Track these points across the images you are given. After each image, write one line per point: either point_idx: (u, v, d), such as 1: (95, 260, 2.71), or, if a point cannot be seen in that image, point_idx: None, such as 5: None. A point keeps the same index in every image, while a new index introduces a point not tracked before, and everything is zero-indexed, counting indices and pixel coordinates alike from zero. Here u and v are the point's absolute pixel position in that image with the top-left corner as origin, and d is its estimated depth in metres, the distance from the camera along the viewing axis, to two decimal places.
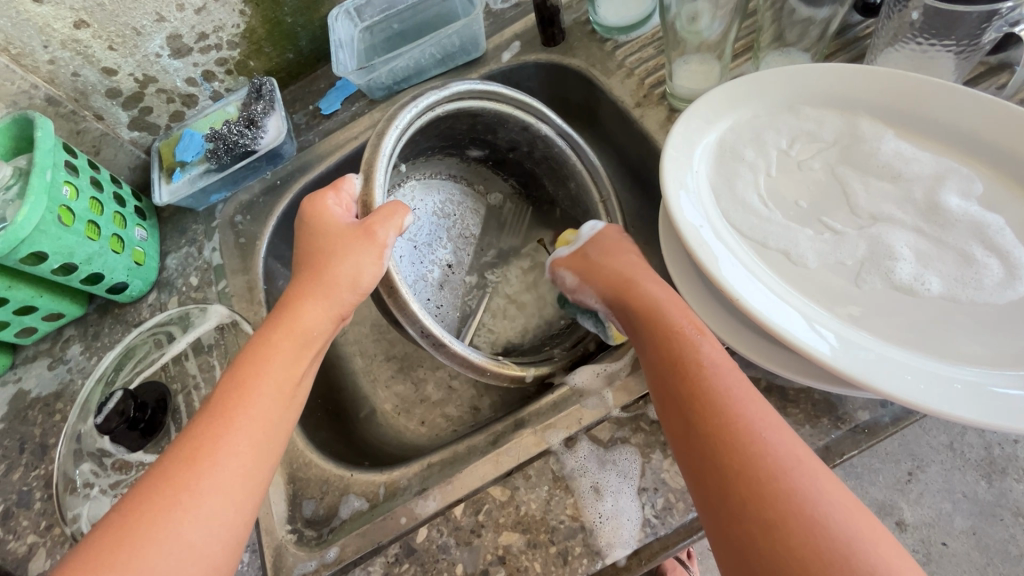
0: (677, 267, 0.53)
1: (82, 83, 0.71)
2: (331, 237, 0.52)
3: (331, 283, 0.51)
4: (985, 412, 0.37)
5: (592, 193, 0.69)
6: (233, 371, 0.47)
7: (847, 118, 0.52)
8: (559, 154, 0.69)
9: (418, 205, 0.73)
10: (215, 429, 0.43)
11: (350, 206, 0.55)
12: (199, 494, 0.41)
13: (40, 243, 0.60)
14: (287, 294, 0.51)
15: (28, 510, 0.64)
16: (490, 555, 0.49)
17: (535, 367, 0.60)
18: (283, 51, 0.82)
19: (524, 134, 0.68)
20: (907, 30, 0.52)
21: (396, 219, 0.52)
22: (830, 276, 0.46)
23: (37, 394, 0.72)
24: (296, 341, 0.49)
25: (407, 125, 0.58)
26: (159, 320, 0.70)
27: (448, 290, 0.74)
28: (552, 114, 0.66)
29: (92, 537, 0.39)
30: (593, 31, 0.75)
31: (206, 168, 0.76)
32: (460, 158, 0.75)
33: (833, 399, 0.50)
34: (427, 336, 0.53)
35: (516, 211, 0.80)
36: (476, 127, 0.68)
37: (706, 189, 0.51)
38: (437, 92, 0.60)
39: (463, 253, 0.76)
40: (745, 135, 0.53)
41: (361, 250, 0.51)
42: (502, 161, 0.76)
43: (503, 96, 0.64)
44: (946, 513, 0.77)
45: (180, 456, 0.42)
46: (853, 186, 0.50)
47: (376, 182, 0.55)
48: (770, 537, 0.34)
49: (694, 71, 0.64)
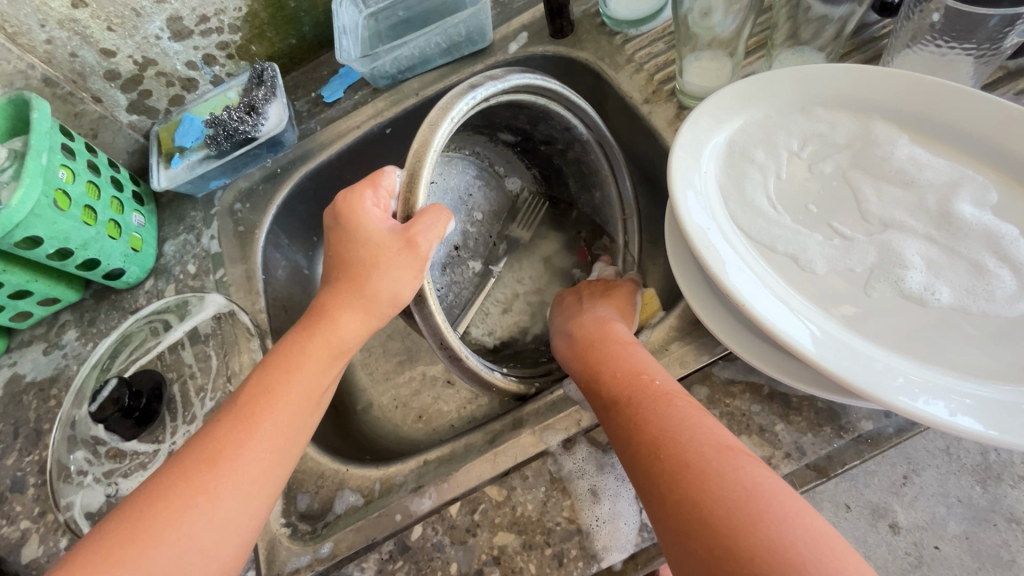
0: (682, 268, 0.52)
1: (79, 64, 0.70)
2: (369, 245, 0.47)
3: (371, 298, 0.47)
4: (991, 421, 0.36)
5: (615, 211, 0.71)
6: (263, 375, 0.46)
7: (860, 121, 0.51)
8: (594, 162, 0.67)
9: (439, 183, 0.69)
10: (239, 432, 0.43)
11: (387, 206, 0.49)
12: (215, 497, 0.40)
13: (35, 227, 0.59)
14: (324, 301, 0.49)
15: (22, 496, 0.64)
16: (485, 555, 0.49)
17: (539, 382, 0.59)
18: (286, 36, 0.80)
19: (565, 134, 0.65)
20: (926, 31, 0.51)
21: (439, 227, 0.47)
22: (841, 285, 0.45)
23: (32, 378, 0.72)
24: (329, 352, 0.48)
25: (462, 117, 0.50)
26: (156, 308, 0.70)
27: (450, 273, 0.72)
28: (595, 117, 0.63)
29: (106, 526, 0.39)
30: (602, 24, 0.73)
31: (207, 154, 0.75)
32: (488, 138, 0.72)
33: (837, 408, 0.50)
34: (445, 348, 0.51)
35: (530, 204, 0.79)
36: (517, 116, 0.63)
37: (714, 191, 0.50)
38: (496, 83, 0.52)
39: (471, 237, 0.75)
40: (754, 137, 0.52)
41: (403, 264, 0.46)
42: (531, 151, 0.73)
43: (558, 96, 0.59)
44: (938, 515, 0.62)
45: (200, 456, 0.42)
46: (864, 192, 0.49)
47: (422, 180, 0.48)
48: (696, 518, 0.36)
49: (705, 68, 0.62)
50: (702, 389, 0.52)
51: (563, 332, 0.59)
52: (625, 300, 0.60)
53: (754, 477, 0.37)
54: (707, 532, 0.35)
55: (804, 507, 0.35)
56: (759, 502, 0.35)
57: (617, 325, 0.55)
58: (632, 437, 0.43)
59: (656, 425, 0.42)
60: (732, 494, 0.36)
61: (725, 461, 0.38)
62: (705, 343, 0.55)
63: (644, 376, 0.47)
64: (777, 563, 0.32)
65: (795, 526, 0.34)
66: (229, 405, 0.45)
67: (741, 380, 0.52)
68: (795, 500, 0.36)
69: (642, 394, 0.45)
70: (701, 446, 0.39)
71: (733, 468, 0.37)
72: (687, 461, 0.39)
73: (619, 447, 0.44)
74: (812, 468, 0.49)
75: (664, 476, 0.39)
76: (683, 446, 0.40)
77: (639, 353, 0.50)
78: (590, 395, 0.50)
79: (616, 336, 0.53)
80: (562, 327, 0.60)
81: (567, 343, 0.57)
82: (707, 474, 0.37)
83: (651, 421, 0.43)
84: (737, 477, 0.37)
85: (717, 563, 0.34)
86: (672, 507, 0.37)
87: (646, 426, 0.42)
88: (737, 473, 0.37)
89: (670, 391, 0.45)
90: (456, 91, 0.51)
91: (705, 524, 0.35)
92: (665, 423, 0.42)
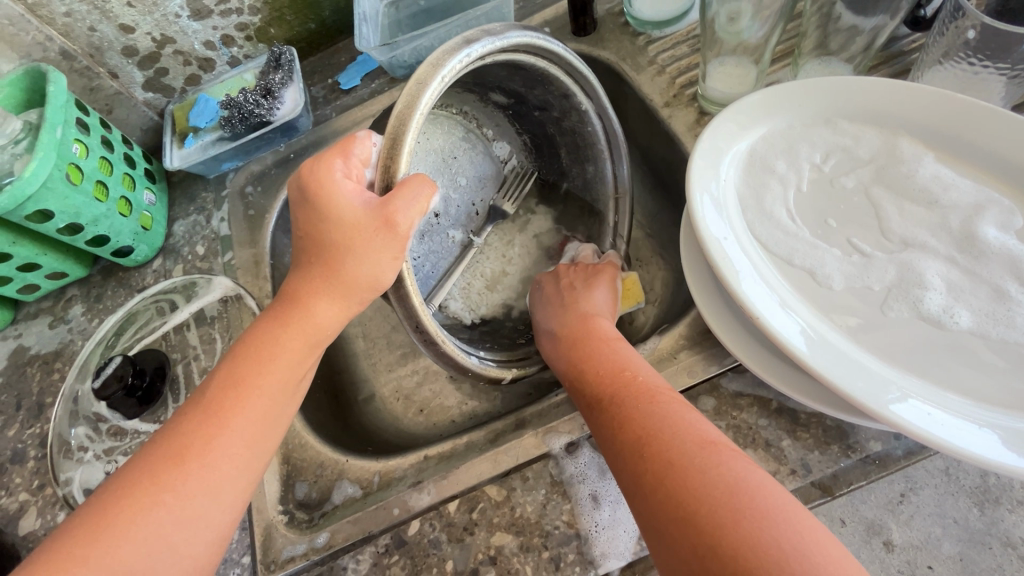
0: (695, 275, 0.51)
1: (98, 38, 0.70)
2: (343, 225, 0.45)
3: (348, 285, 0.47)
4: (991, 448, 0.36)
5: (608, 185, 0.66)
6: (232, 368, 0.46)
7: (886, 137, 0.50)
8: (590, 135, 0.62)
9: (423, 143, 0.62)
10: (211, 427, 0.43)
11: (360, 176, 0.46)
12: (183, 494, 0.40)
13: (47, 200, 0.59)
14: (295, 289, 0.48)
15: (22, 468, 0.64)
16: (481, 554, 0.49)
17: (517, 368, 0.61)
18: (305, 20, 0.79)
19: (562, 102, 0.60)
20: (960, 48, 0.49)
21: (421, 203, 0.44)
22: (855, 302, 0.45)
23: (37, 351, 0.72)
24: (304, 343, 0.48)
25: (453, 76, 0.46)
26: (163, 287, 0.70)
27: (429, 242, 0.66)
28: (598, 89, 0.59)
29: (69, 527, 0.39)
30: (626, 23, 0.72)
31: (221, 136, 0.74)
32: (478, 98, 0.65)
33: (845, 427, 0.50)
34: (420, 330, 0.50)
35: (518, 173, 0.74)
36: (512, 78, 0.58)
37: (731, 200, 0.49)
38: (493, 40, 0.48)
39: (453, 204, 0.69)
40: (777, 146, 0.51)
41: (383, 246, 0.45)
42: (523, 116, 0.66)
43: (559, 59, 0.55)
44: (936, 538, 0.58)
45: (168, 452, 0.41)
46: (886, 209, 0.48)
47: (404, 146, 0.44)
48: (681, 517, 0.35)
49: (729, 74, 0.62)
50: (710, 400, 0.52)
51: (546, 323, 0.60)
52: (613, 279, 0.63)
53: (738, 473, 0.37)
54: (688, 528, 0.35)
55: (786, 501, 0.35)
56: (742, 498, 0.35)
57: (600, 321, 0.57)
58: (616, 438, 0.43)
59: (636, 427, 0.42)
60: (716, 490, 0.35)
61: (708, 458, 0.38)
62: (714, 353, 0.54)
63: (627, 374, 0.48)
64: (763, 559, 0.32)
65: (784, 527, 0.33)
66: (197, 398, 0.45)
67: (749, 393, 0.52)
68: (778, 493, 0.36)
69: (626, 394, 0.45)
70: (683, 443, 0.39)
71: (716, 465, 0.37)
72: (670, 459, 0.38)
73: (604, 444, 0.44)
74: (817, 486, 0.48)
75: (649, 475, 0.39)
76: (665, 444, 0.39)
77: (623, 348, 0.52)
78: (579, 395, 0.50)
79: (600, 335, 0.55)
80: (547, 322, 0.60)
81: (551, 340, 0.58)
82: (690, 471, 0.37)
83: (634, 423, 0.42)
84: (719, 473, 0.36)
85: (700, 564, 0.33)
86: (657, 506, 0.37)
87: (629, 427, 0.42)
88: (722, 473, 0.36)
89: (653, 387, 0.46)
90: (449, 46, 0.46)
91: (690, 522, 0.35)
92: (648, 420, 0.42)
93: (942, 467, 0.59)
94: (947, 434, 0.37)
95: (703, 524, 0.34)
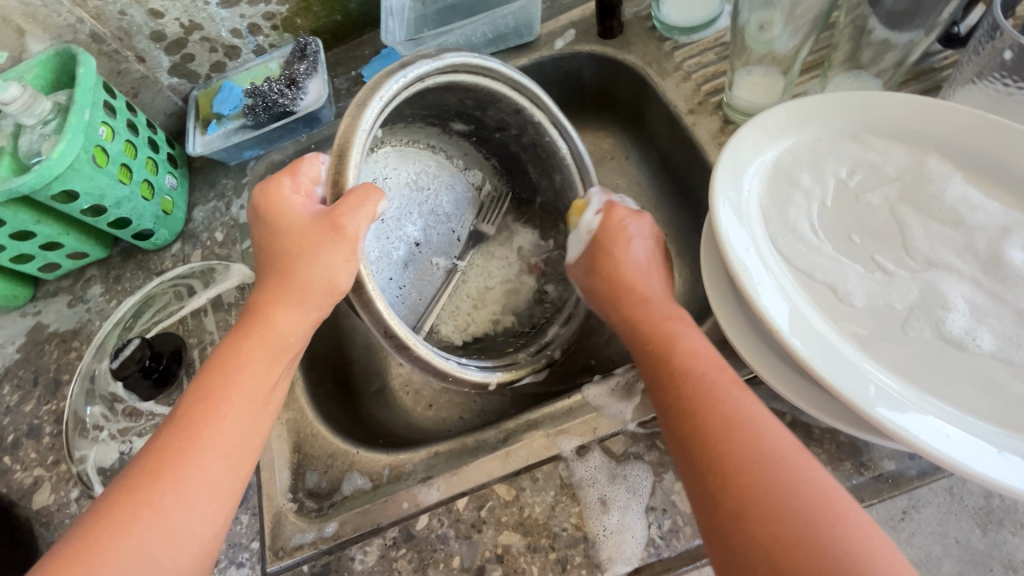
0: (714, 285, 0.51)
1: (128, 22, 0.70)
2: (293, 233, 0.47)
3: (304, 289, 0.46)
4: (1010, 474, 0.36)
5: (576, 192, 0.64)
6: (199, 383, 0.44)
7: (914, 153, 0.49)
8: (549, 145, 0.62)
9: (390, 179, 0.62)
10: (181, 441, 0.41)
11: (310, 192, 0.49)
12: (163, 508, 0.39)
13: (73, 181, 0.60)
14: (257, 301, 0.48)
15: (37, 443, 0.65)
16: (488, 552, 0.49)
17: (505, 372, 0.59)
18: (331, 12, 0.79)
19: (516, 117, 0.61)
20: (995, 68, 0.49)
21: (368, 207, 0.45)
22: (876, 321, 0.44)
23: (55, 329, 0.73)
24: (268, 350, 0.46)
25: (392, 97, 0.49)
26: (182, 272, 0.71)
27: (413, 271, 0.67)
28: (548, 99, 0.59)
29: (50, 554, 0.38)
30: (653, 27, 0.72)
31: (244, 124, 0.75)
32: (441, 129, 0.65)
33: (859, 444, 0.50)
34: (390, 336, 0.49)
35: (494, 197, 0.74)
36: (465, 102, 0.59)
37: (755, 211, 0.49)
38: (429, 61, 0.51)
39: (434, 233, 0.69)
40: (802, 158, 0.51)
41: (331, 250, 0.45)
42: (487, 140, 0.67)
43: (500, 75, 0.57)
44: (936, 556, 0.54)
45: (143, 469, 0.40)
46: (911, 227, 0.48)
47: (350, 162, 0.47)
48: (768, 515, 0.35)
49: (755, 83, 0.61)
50: None
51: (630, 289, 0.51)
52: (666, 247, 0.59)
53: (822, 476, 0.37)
54: (773, 526, 0.34)
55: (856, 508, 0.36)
56: (831, 503, 0.35)
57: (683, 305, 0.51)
58: (694, 419, 0.40)
59: (723, 410, 0.40)
60: (804, 492, 0.35)
61: (798, 457, 0.37)
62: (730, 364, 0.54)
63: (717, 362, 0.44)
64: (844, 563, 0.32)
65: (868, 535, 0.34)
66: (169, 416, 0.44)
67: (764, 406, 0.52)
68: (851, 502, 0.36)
69: (718, 373, 0.43)
70: (775, 440, 0.38)
71: (806, 466, 0.37)
72: (762, 451, 0.37)
73: (674, 423, 0.42)
74: None
75: (729, 462, 0.37)
76: (750, 433, 0.38)
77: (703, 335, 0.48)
78: (663, 370, 0.45)
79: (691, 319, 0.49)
80: (634, 291, 0.51)
81: (638, 311, 0.50)
82: (780, 469, 0.36)
83: (721, 406, 0.40)
84: (809, 476, 0.36)
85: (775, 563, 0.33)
86: (741, 494, 0.36)
87: (713, 409, 0.40)
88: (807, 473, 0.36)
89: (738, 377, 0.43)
90: (387, 70, 0.50)
91: (776, 518, 0.34)
92: (738, 407, 0.40)
93: (946, 486, 0.55)
94: (966, 456, 0.36)
95: (795, 520, 0.34)
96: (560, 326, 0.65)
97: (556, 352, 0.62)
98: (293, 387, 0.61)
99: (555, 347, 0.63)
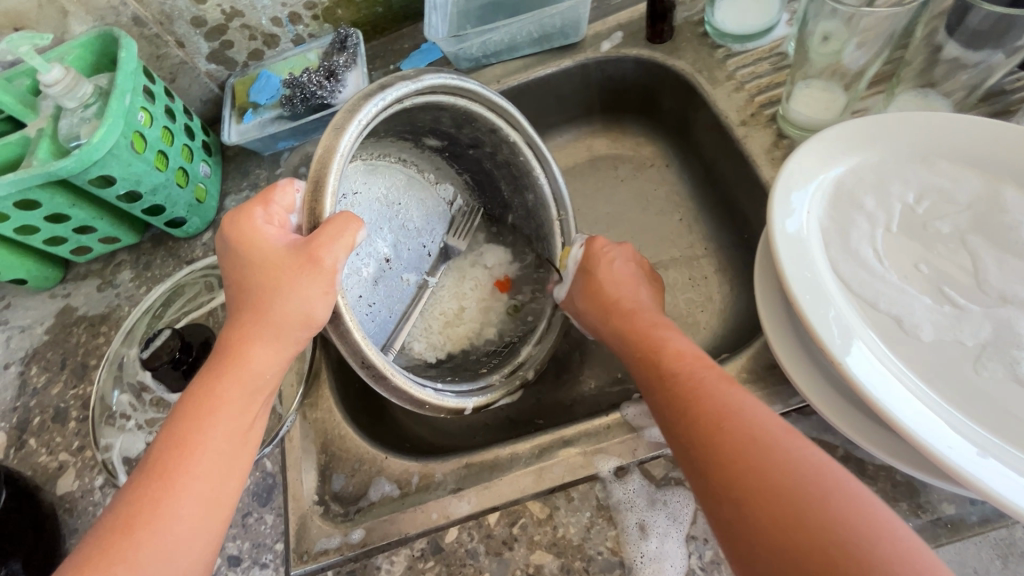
0: (766, 303, 0.50)
1: (169, 7, 0.69)
2: (266, 267, 0.43)
3: (279, 325, 0.43)
4: None
5: (548, 210, 0.62)
6: (171, 428, 0.41)
7: (989, 182, 0.47)
8: (523, 164, 0.60)
9: (361, 190, 0.56)
10: (157, 492, 0.39)
11: (285, 221, 0.45)
12: (139, 564, 0.37)
13: (111, 167, 0.59)
14: (227, 338, 0.44)
15: (63, 428, 0.65)
16: (519, 570, 0.48)
17: (479, 396, 0.56)
18: (373, 4, 0.78)
19: (491, 137, 0.58)
20: None
21: (346, 238, 0.41)
22: (942, 357, 0.42)
23: (84, 313, 0.73)
24: (243, 389, 0.43)
25: (372, 119, 0.46)
26: (211, 263, 0.70)
27: (383, 288, 0.60)
28: (521, 118, 0.58)
29: None
30: (704, 33, 0.70)
31: (280, 114, 0.74)
32: (414, 144, 0.61)
33: (916, 484, 0.48)
34: (367, 366, 0.45)
35: (466, 212, 0.68)
36: (440, 120, 0.56)
37: (817, 233, 0.47)
38: (408, 83, 0.49)
39: (405, 249, 0.62)
40: (867, 180, 0.49)
41: (308, 283, 0.42)
42: (459, 156, 0.64)
43: (478, 97, 0.55)
44: None
45: (115, 525, 0.38)
46: (983, 259, 0.46)
47: (327, 189, 0.43)
48: (768, 502, 0.34)
49: (815, 98, 0.59)
50: None
51: (613, 303, 0.56)
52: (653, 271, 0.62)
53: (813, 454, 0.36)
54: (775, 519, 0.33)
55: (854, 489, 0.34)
56: (823, 484, 0.34)
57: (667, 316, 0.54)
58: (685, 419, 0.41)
59: (710, 403, 0.40)
60: (800, 476, 0.34)
61: (790, 441, 0.36)
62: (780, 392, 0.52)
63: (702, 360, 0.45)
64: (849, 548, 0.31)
65: (870, 506, 0.33)
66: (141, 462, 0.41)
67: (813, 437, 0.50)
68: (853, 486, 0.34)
69: (703, 369, 0.44)
70: (764, 425, 0.37)
71: (797, 448, 0.36)
72: (749, 436, 0.37)
73: (668, 426, 0.42)
74: None
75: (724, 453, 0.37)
76: (738, 422, 0.38)
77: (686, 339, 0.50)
78: (648, 374, 0.47)
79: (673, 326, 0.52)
80: (618, 304, 0.55)
81: (625, 323, 0.54)
82: (769, 453, 0.36)
83: (711, 400, 0.40)
84: (799, 457, 0.35)
85: (797, 562, 0.31)
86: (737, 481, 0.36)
87: (701, 403, 0.40)
88: (799, 454, 0.36)
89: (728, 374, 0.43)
90: (364, 92, 0.47)
91: (774, 505, 0.34)
92: (726, 400, 0.40)
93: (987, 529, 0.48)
94: None
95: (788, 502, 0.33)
96: (534, 346, 0.62)
97: (529, 373, 0.60)
98: (320, 388, 0.60)
99: (528, 367, 0.60)
